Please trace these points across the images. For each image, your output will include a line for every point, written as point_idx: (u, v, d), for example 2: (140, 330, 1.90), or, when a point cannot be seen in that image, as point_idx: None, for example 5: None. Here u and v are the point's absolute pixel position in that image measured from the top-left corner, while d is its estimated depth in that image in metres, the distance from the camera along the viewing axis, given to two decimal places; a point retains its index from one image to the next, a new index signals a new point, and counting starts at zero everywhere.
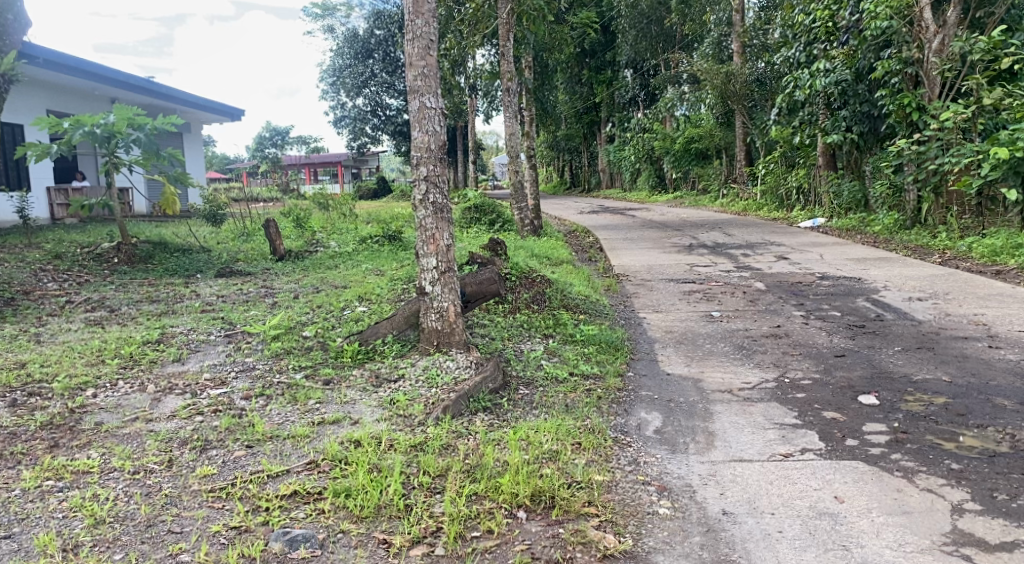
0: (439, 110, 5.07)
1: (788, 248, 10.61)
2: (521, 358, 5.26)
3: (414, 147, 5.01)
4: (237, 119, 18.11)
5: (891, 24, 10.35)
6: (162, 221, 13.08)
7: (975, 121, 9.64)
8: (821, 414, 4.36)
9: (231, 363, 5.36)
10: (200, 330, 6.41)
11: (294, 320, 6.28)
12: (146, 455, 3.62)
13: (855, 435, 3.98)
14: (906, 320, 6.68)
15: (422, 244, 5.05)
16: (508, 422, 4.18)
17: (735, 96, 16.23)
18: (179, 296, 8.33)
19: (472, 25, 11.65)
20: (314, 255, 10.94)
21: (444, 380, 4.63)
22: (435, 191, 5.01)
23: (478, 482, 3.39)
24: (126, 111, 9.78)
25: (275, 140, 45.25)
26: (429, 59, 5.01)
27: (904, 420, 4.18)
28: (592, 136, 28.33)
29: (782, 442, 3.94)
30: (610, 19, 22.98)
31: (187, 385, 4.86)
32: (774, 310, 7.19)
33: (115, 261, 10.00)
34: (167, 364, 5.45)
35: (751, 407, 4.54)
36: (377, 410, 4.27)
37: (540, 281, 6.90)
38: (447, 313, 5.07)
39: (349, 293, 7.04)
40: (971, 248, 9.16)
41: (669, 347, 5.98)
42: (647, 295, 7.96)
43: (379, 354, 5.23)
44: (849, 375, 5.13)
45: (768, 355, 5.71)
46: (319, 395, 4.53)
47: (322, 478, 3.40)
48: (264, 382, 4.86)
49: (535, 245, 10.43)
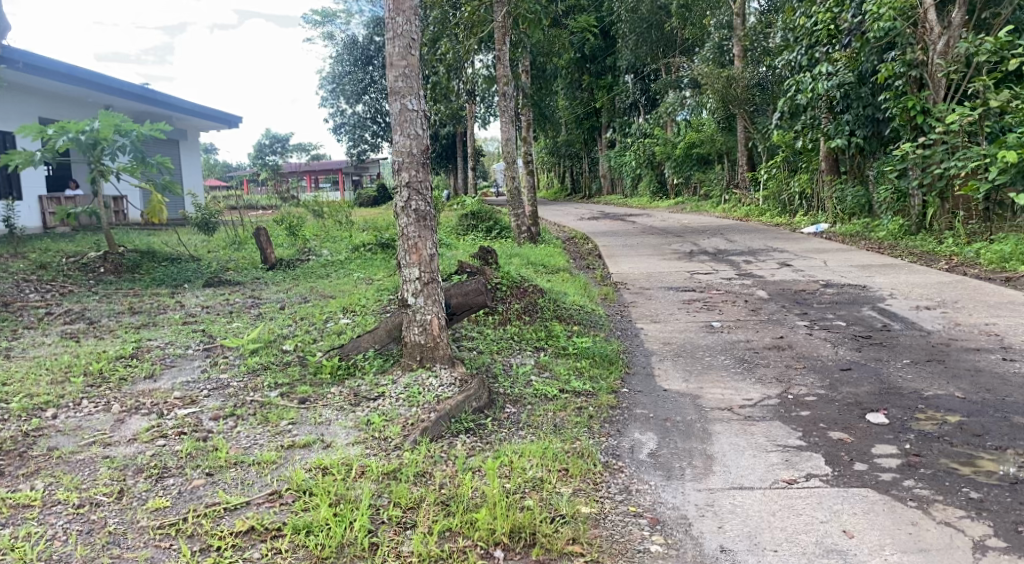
0: (422, 112, 4.79)
1: (790, 255, 10.34)
2: (509, 374, 4.99)
3: (396, 153, 4.75)
4: (234, 125, 17.90)
5: (894, 25, 10.11)
6: (152, 230, 12.82)
7: (982, 124, 9.34)
8: (827, 435, 4.07)
9: (205, 380, 5.08)
10: (177, 344, 6.14)
11: (274, 333, 6.01)
12: (95, 485, 3.36)
13: (864, 459, 3.70)
14: (914, 330, 6.40)
15: (404, 254, 4.77)
16: (492, 445, 3.91)
17: (736, 101, 15.98)
18: (163, 307, 8.08)
19: (468, 29, 11.34)
20: (305, 263, 10.68)
21: (426, 398, 4.34)
22: (418, 198, 4.73)
23: (453, 517, 3.13)
24: (113, 117, 9.49)
25: (275, 147, 45.08)
26: (411, 59, 4.76)
27: (917, 442, 3.89)
28: (592, 141, 28.14)
29: (786, 466, 3.65)
30: (609, 25, 22.76)
31: (154, 404, 4.59)
32: (777, 320, 6.90)
33: (100, 271, 9.74)
34: (138, 381, 5.18)
35: (752, 427, 4.26)
36: (353, 432, 3.99)
37: (532, 291, 6.61)
38: (431, 326, 4.79)
39: (334, 304, 6.77)
40: (979, 254, 8.89)
41: (667, 361, 5.71)
42: (645, 305, 7.68)
43: (359, 370, 4.94)
44: (855, 391, 4.84)
45: (770, 369, 5.42)
46: (293, 415, 4.26)
47: (283, 511, 3.15)
48: (236, 401, 4.59)
49: (531, 252, 10.16)
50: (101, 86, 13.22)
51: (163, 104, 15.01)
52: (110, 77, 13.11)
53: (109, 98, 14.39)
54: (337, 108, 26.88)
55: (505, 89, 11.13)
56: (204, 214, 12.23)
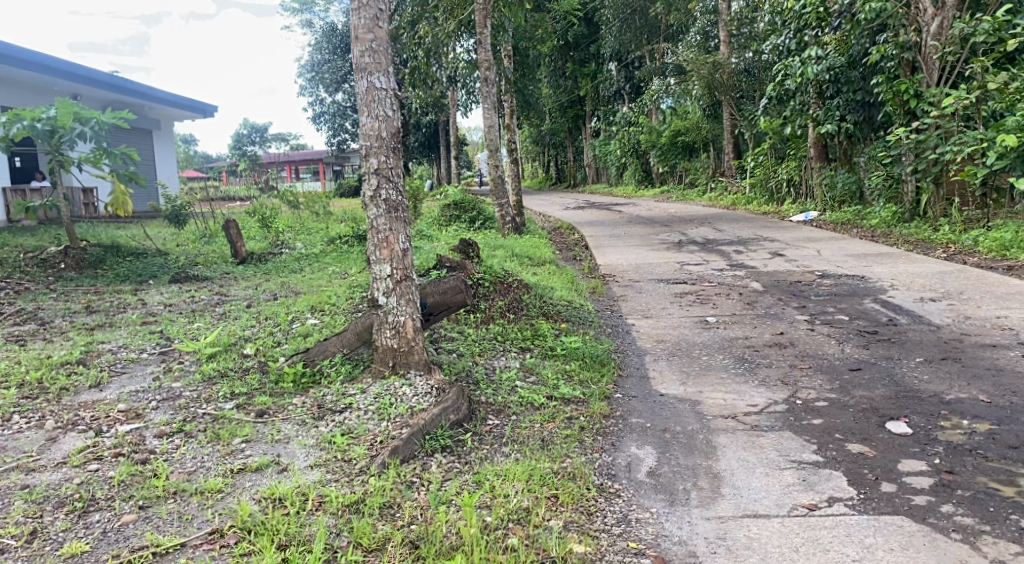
0: (391, 91, 4.31)
1: (783, 244, 9.92)
2: (492, 379, 4.55)
3: (363, 136, 4.28)
4: (208, 115, 17.28)
5: (884, 6, 9.71)
6: (119, 223, 12.23)
7: (978, 107, 8.91)
8: (844, 448, 3.65)
9: (155, 389, 4.58)
10: (131, 347, 5.63)
11: (235, 335, 5.52)
12: (4, 525, 2.93)
13: (891, 478, 3.31)
14: (922, 325, 5.99)
15: (374, 249, 4.31)
16: (472, 466, 3.47)
17: (722, 87, 15.58)
18: (123, 306, 7.55)
19: (447, 12, 11.20)
20: (278, 257, 10.17)
21: (397, 411, 3.88)
22: (387, 186, 4.26)
23: (424, 562, 2.75)
24: (73, 104, 8.81)
25: (253, 137, 44.11)
26: (379, 32, 4.27)
27: (947, 455, 3.49)
28: (576, 130, 27.66)
29: (804, 488, 3.27)
30: (592, 10, 22.25)
31: (94, 419, 4.09)
32: (775, 314, 6.47)
33: (61, 268, 9.17)
34: (82, 392, 4.67)
35: (760, 439, 3.83)
36: (314, 453, 3.56)
37: (517, 286, 6.15)
38: (404, 328, 4.33)
39: (301, 303, 6.27)
40: (977, 242, 8.50)
41: (662, 361, 5.28)
42: (635, 299, 7.24)
43: (325, 378, 4.48)
44: (869, 394, 4.43)
45: (773, 370, 4.98)
46: (247, 432, 3.81)
47: (222, 558, 2.75)
48: (186, 415, 4.10)
49: (515, 243, 9.72)
50: (68, 73, 12.62)
51: (133, 92, 14.39)
52: (77, 64, 12.49)
53: (77, 87, 13.74)
54: (315, 97, 26.28)
55: (486, 74, 10.66)
56: (174, 205, 11.69)
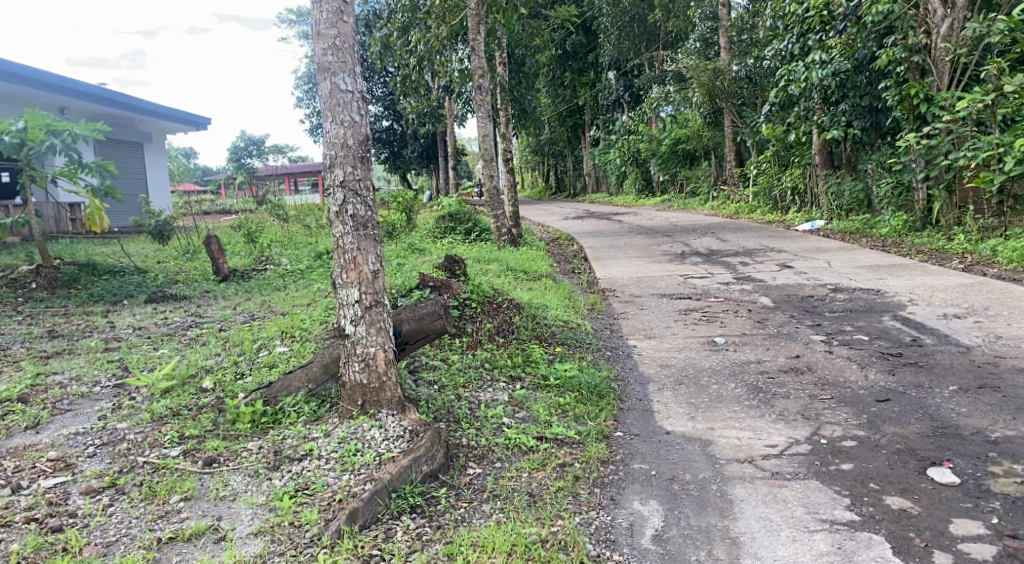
0: (359, 93, 3.79)
1: (791, 255, 9.38)
2: (477, 416, 4.03)
3: (327, 144, 3.76)
4: (199, 126, 16.76)
5: (892, 9, 9.12)
6: (99, 240, 11.67)
7: (992, 111, 8.34)
8: (883, 503, 3.16)
9: (95, 431, 4.04)
10: (84, 379, 5.09)
11: (194, 365, 4.97)
12: None
13: (943, 545, 2.91)
14: (950, 346, 5.46)
15: (340, 272, 3.77)
16: (444, 533, 3.04)
17: (723, 94, 15.03)
18: (89, 329, 7.01)
19: (438, 17, 10.26)
20: (262, 274, 9.64)
21: (363, 461, 3.33)
22: (355, 201, 3.74)
23: None
24: (43, 115, 8.04)
25: (251, 149, 43.46)
26: (343, 27, 3.75)
27: (1007, 514, 3.04)
28: (574, 139, 27.18)
29: (840, 560, 2.86)
30: (590, 19, 21.76)
31: (16, 470, 3.57)
32: (789, 334, 5.93)
33: (31, 288, 8.61)
34: (15, 435, 4.15)
35: (784, 490, 3.30)
36: (261, 516, 3.11)
37: (508, 307, 5.60)
38: (375, 360, 3.78)
39: (270, 327, 5.74)
40: (996, 252, 7.96)
41: (668, 391, 4.73)
42: (637, 317, 6.71)
43: (286, 418, 3.93)
44: (902, 431, 3.90)
45: (791, 401, 4.43)
46: (187, 486, 3.31)
47: None
48: (123, 463, 3.58)
49: (510, 256, 9.20)
50: (51, 86, 12.03)
51: (120, 102, 13.81)
52: (61, 76, 11.94)
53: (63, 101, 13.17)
54: (311, 108, 25.76)
55: (480, 82, 10.18)
56: (157, 221, 11.07)
